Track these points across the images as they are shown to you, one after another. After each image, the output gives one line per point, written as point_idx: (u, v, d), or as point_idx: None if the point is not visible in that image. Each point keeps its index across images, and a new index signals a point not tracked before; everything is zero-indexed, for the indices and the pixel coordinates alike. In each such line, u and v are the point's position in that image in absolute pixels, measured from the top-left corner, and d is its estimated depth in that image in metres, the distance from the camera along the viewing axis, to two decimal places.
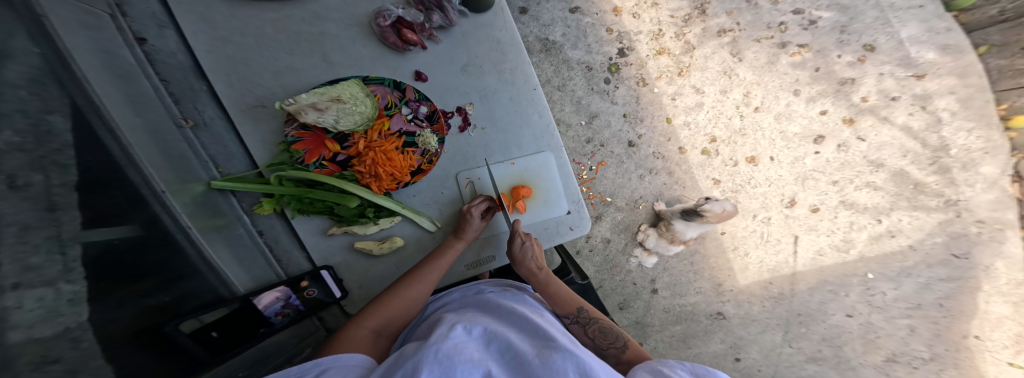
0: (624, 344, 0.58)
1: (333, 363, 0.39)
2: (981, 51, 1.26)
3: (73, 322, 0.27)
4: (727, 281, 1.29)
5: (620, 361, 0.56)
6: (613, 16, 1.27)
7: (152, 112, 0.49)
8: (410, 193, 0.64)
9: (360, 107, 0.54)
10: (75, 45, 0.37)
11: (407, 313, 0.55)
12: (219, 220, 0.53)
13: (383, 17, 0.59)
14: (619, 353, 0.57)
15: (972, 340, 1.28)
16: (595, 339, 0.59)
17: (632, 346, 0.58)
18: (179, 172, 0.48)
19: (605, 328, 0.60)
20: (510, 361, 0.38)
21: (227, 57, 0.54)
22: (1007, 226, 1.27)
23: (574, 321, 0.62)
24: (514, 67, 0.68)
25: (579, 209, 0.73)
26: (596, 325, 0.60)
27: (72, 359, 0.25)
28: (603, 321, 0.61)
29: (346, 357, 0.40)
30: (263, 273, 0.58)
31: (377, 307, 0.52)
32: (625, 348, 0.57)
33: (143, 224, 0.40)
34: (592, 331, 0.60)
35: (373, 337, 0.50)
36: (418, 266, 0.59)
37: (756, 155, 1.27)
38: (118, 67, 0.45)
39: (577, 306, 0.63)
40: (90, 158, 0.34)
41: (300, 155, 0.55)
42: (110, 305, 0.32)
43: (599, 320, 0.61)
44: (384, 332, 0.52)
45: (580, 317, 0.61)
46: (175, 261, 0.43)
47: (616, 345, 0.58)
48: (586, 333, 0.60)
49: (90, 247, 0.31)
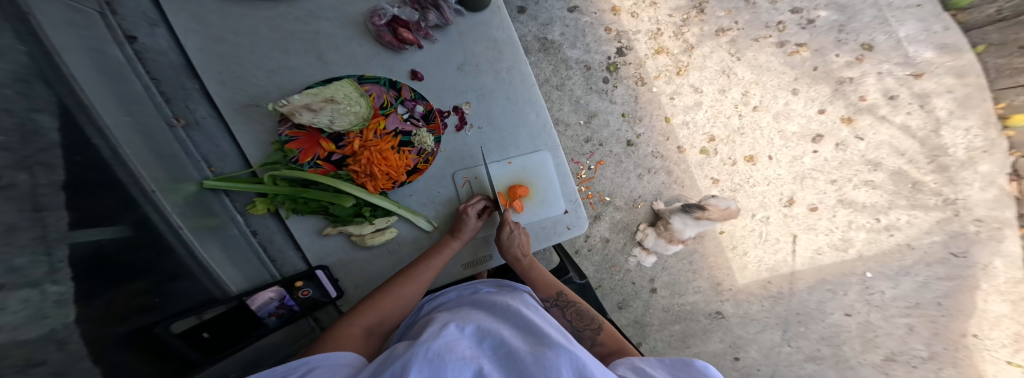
0: (598, 326, 0.60)
1: (321, 362, 0.38)
2: (978, 50, 1.27)
3: (59, 324, 0.27)
4: (726, 281, 1.28)
5: (595, 343, 0.57)
6: (612, 15, 1.27)
7: (143, 111, 0.48)
8: (406, 192, 0.63)
9: (355, 108, 0.53)
10: (62, 43, 0.37)
11: (400, 311, 0.55)
12: (212, 221, 0.53)
13: (378, 16, 0.58)
14: (594, 334, 0.58)
15: (971, 339, 1.27)
16: (572, 321, 0.60)
17: (606, 329, 0.59)
18: (172, 173, 0.48)
19: (582, 311, 0.62)
20: (503, 358, 0.37)
21: (220, 56, 0.54)
22: (1005, 224, 1.28)
23: (553, 304, 0.64)
24: (511, 66, 0.68)
25: (576, 208, 0.72)
26: (574, 308, 0.62)
27: (59, 360, 0.25)
28: (581, 305, 0.63)
29: (335, 356, 0.40)
30: (258, 274, 0.58)
31: (370, 305, 0.52)
32: (600, 331, 0.58)
33: (132, 223, 0.40)
34: (570, 313, 0.62)
35: (365, 335, 0.49)
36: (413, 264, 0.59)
37: (755, 154, 1.27)
38: (107, 65, 0.45)
39: (557, 290, 0.66)
40: (78, 156, 0.34)
41: (294, 155, 0.55)
42: (97, 303, 0.31)
43: (576, 303, 0.63)
44: (377, 330, 0.51)
45: (558, 300, 0.64)
46: (165, 260, 0.43)
47: (592, 327, 0.59)
48: (564, 315, 0.62)
49: (77, 248, 0.31)
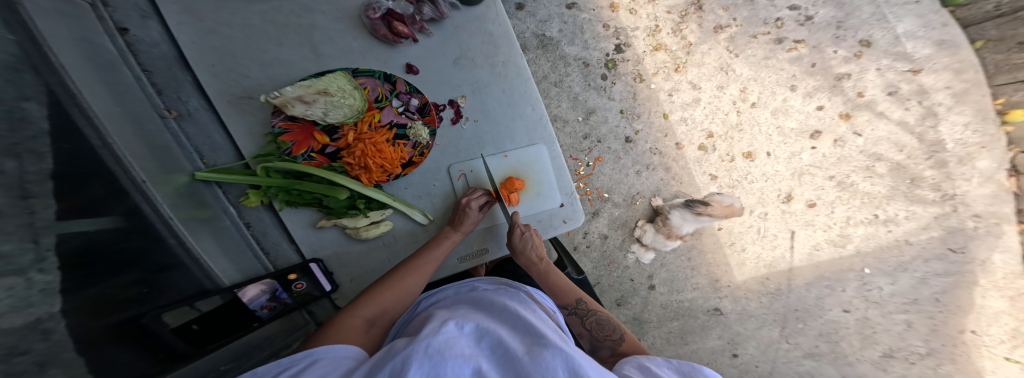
0: (621, 337, 0.58)
1: (324, 354, 0.38)
2: (977, 46, 1.26)
3: (45, 313, 0.26)
4: (724, 277, 1.29)
5: (614, 353, 0.57)
6: (610, 12, 1.27)
7: (134, 101, 0.48)
8: (401, 186, 0.64)
9: (349, 100, 0.53)
10: (51, 33, 0.36)
11: (401, 302, 0.55)
12: (206, 212, 0.53)
13: (373, 9, 0.58)
14: (615, 345, 0.57)
15: (968, 335, 1.27)
16: (592, 331, 0.61)
17: (628, 339, 0.58)
18: (164, 164, 0.48)
19: (602, 320, 0.61)
20: (500, 357, 0.37)
21: (212, 49, 0.54)
22: (1003, 220, 1.27)
23: (572, 312, 0.64)
24: (506, 61, 0.68)
25: (572, 202, 0.72)
26: (594, 317, 0.62)
27: (43, 350, 0.25)
28: (602, 313, 0.62)
29: (336, 349, 0.40)
30: (251, 266, 0.58)
31: (372, 296, 0.52)
32: (621, 341, 0.57)
33: (123, 215, 0.40)
34: (589, 322, 0.62)
35: (366, 326, 0.49)
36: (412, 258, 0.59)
37: (753, 150, 1.27)
38: (97, 56, 0.44)
39: (577, 298, 0.65)
40: (66, 145, 0.34)
41: (288, 147, 0.55)
42: (87, 300, 0.31)
43: (596, 312, 0.62)
44: (379, 323, 0.51)
45: (578, 308, 0.64)
46: (157, 256, 0.43)
47: (612, 337, 0.59)
48: (583, 324, 0.63)
49: (66, 239, 0.31)
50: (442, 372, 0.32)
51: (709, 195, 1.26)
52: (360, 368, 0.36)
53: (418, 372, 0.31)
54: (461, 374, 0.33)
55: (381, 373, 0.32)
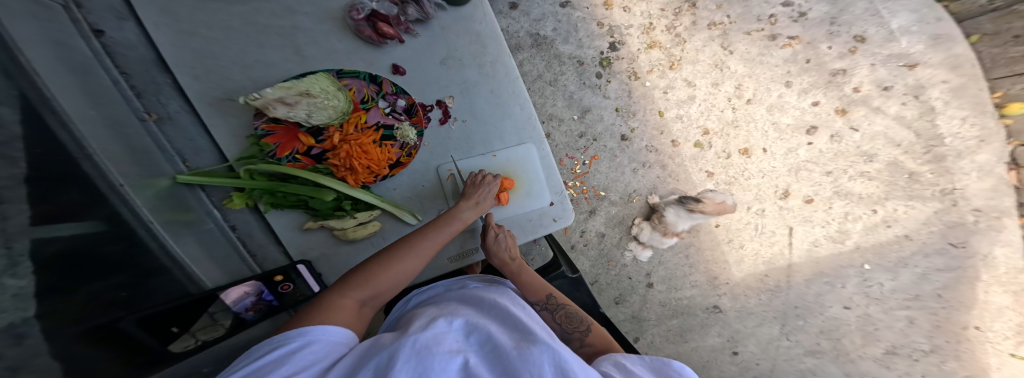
0: (587, 328, 0.58)
1: (318, 335, 0.37)
2: (972, 40, 1.25)
3: (18, 317, 0.26)
4: (723, 274, 1.28)
5: (583, 344, 0.56)
6: (604, 10, 1.26)
7: (115, 106, 0.50)
8: (389, 186, 0.64)
9: (332, 102, 0.53)
10: (22, 36, 0.36)
11: (398, 284, 0.51)
12: (188, 216, 0.55)
13: (357, 10, 0.59)
14: (583, 336, 0.57)
15: (971, 331, 1.26)
16: (562, 324, 0.59)
17: (596, 330, 0.58)
18: (145, 169, 0.50)
19: (571, 314, 0.60)
20: (489, 352, 0.37)
21: (192, 51, 0.54)
22: (1004, 214, 1.26)
23: (544, 307, 0.61)
24: (494, 60, 0.68)
25: (562, 201, 0.73)
26: (563, 311, 0.60)
27: (16, 354, 0.24)
28: (571, 307, 0.62)
29: (331, 330, 0.39)
30: (237, 266, 0.60)
31: (367, 277, 0.48)
32: (588, 332, 0.57)
33: (103, 218, 0.41)
34: (559, 316, 0.60)
35: (358, 307, 0.47)
36: (416, 233, 0.56)
37: (750, 147, 1.26)
38: (73, 59, 0.45)
39: (547, 294, 0.63)
40: (38, 149, 0.34)
41: (272, 149, 0.55)
42: (61, 305, 0.31)
43: (566, 305, 0.61)
44: (371, 303, 0.49)
45: (548, 303, 0.62)
46: (135, 258, 0.44)
47: (580, 329, 0.58)
48: (553, 318, 0.60)
49: (38, 242, 0.31)
50: (431, 366, 0.31)
51: (703, 191, 1.26)
52: (352, 350, 0.37)
53: (406, 367, 0.30)
54: (448, 369, 0.33)
55: (367, 366, 0.32)
